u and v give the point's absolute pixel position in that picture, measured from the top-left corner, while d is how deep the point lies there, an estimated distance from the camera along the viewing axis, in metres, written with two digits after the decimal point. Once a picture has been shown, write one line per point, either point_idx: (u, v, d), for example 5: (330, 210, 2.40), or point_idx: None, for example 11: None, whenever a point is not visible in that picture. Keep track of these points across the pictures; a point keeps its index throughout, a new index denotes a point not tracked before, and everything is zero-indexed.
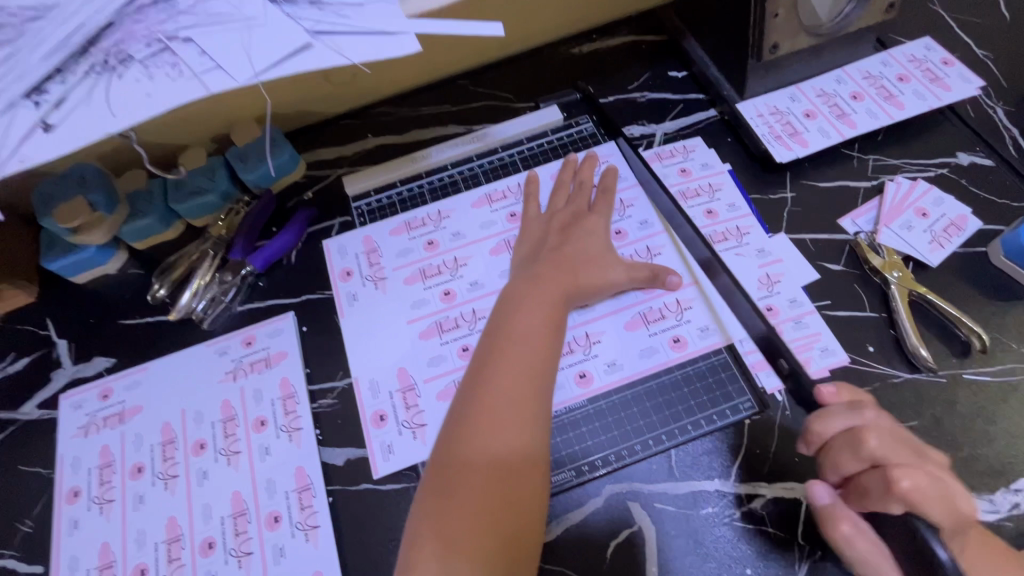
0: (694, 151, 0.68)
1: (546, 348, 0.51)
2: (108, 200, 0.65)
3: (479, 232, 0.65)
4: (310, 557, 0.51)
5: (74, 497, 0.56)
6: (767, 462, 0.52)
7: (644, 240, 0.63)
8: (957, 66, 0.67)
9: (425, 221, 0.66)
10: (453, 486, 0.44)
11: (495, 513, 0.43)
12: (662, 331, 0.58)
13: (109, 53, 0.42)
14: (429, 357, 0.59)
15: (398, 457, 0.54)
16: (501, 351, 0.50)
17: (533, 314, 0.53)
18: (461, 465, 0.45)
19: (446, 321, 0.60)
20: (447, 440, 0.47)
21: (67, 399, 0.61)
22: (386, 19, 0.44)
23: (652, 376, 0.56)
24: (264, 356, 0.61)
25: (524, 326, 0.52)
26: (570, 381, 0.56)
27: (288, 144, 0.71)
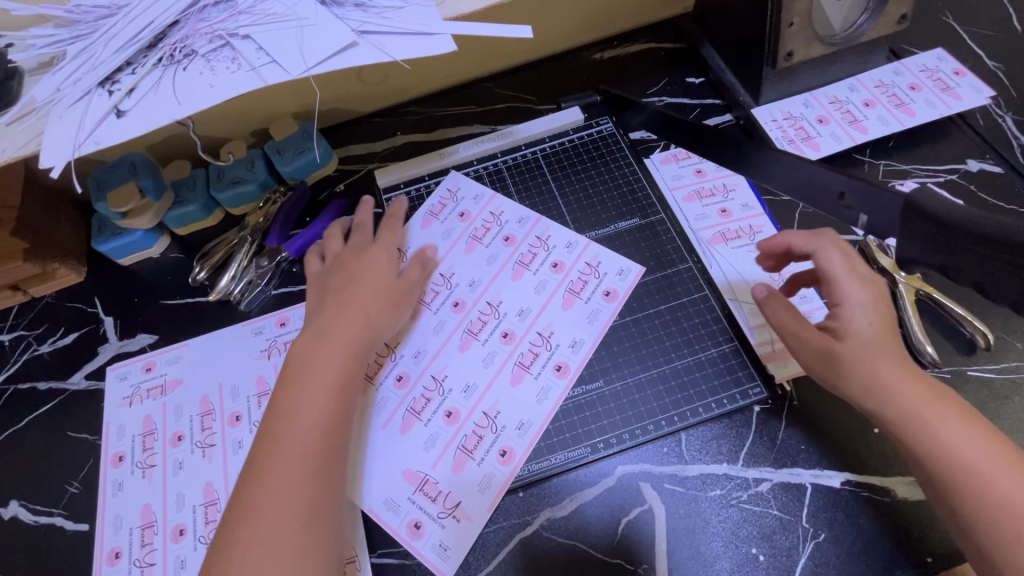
0: (735, 189, 0.67)
1: (345, 372, 0.52)
2: (156, 187, 0.69)
3: (492, 218, 0.69)
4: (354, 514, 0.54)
5: (119, 461, 0.60)
6: (773, 448, 0.54)
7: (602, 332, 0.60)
8: (968, 76, 0.70)
9: (442, 206, 0.70)
10: (262, 504, 0.44)
11: (299, 529, 0.44)
12: (636, 318, 0.61)
13: (175, 48, 0.47)
14: (423, 443, 0.56)
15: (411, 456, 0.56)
16: (313, 370, 0.51)
17: (330, 342, 0.54)
18: (264, 491, 0.45)
19: (462, 316, 0.63)
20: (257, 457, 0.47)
21: (114, 371, 0.65)
22: (425, 21, 0.48)
23: (631, 370, 0.58)
24: (297, 336, 0.65)
25: (335, 342, 0.54)
26: (550, 378, 0.58)
27: (322, 138, 0.75)
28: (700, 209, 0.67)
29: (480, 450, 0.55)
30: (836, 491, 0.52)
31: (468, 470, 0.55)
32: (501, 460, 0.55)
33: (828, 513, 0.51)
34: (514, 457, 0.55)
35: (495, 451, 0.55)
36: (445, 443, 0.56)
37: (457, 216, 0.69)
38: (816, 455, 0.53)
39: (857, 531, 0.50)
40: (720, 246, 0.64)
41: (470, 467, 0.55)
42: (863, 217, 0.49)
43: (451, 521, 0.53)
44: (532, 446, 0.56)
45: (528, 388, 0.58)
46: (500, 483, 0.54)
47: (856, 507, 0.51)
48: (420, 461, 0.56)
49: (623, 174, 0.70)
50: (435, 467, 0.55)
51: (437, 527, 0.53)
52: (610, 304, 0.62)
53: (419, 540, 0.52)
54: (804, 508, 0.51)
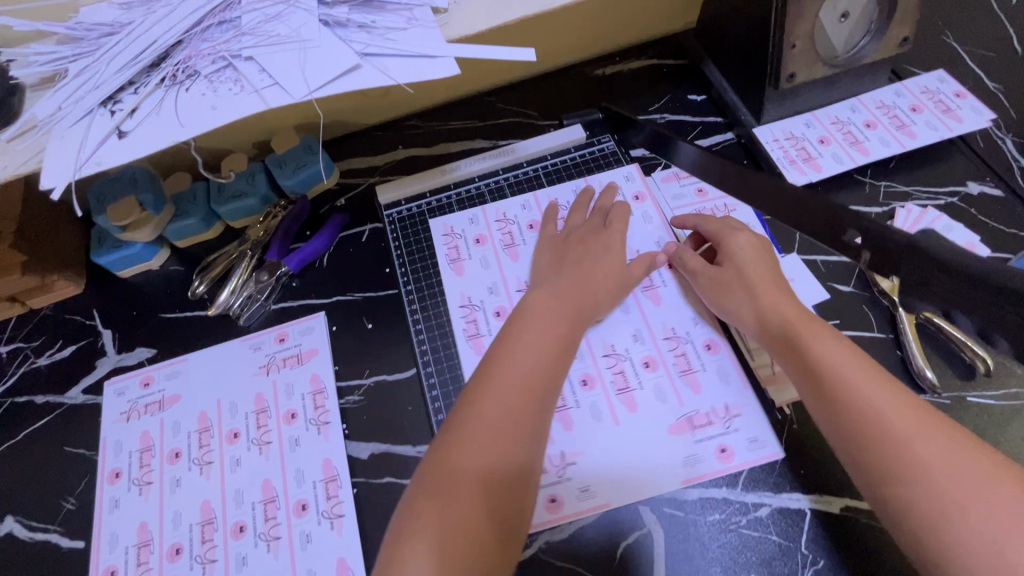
0: (735, 210, 0.67)
1: (552, 366, 0.51)
2: (156, 201, 0.69)
3: (503, 223, 0.70)
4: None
5: (115, 478, 0.60)
6: (773, 472, 0.54)
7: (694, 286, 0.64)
8: (969, 98, 0.70)
9: (454, 248, 0.69)
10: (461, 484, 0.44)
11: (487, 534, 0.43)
12: (666, 284, 0.64)
13: (178, 69, 0.46)
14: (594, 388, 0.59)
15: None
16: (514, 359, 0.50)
17: (540, 339, 0.52)
18: (468, 459, 0.45)
19: (496, 258, 0.68)
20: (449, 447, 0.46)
21: (111, 385, 0.65)
22: (430, 43, 0.48)
23: (648, 320, 0.62)
24: (296, 352, 0.64)
25: (530, 345, 0.52)
26: (663, 331, 0.61)
27: (324, 151, 0.75)
28: None
29: (577, 414, 0.57)
30: (835, 517, 0.52)
31: (587, 426, 0.57)
32: (634, 394, 0.58)
33: (826, 539, 0.51)
34: (636, 389, 0.58)
35: (600, 397, 0.58)
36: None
37: (473, 244, 0.69)
38: (815, 480, 0.53)
39: (856, 558, 0.50)
40: None
41: (594, 425, 0.57)
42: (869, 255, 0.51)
43: (619, 480, 0.55)
44: (619, 378, 0.59)
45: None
46: (610, 412, 0.57)
47: (854, 534, 0.51)
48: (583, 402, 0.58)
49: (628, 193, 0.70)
50: (558, 440, 0.56)
51: (584, 478, 0.55)
52: (642, 203, 0.69)
53: (566, 508, 0.54)
54: (803, 534, 0.51)
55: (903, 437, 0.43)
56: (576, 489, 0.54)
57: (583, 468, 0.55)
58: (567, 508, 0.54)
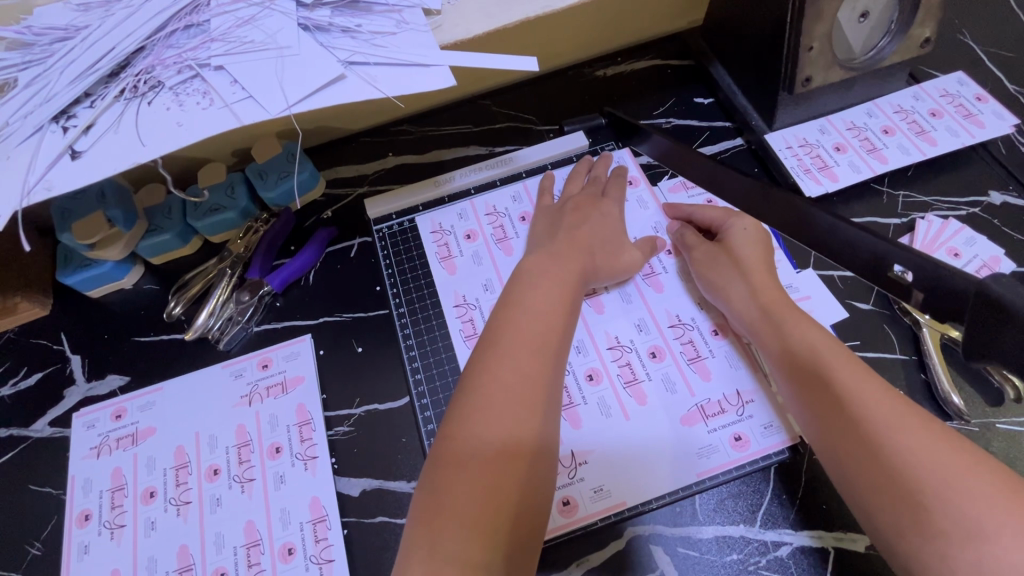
0: None
1: (560, 333, 0.49)
2: (126, 216, 0.64)
3: (494, 216, 0.67)
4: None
5: (85, 520, 0.55)
6: (793, 508, 0.51)
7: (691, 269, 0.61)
8: (990, 102, 0.66)
9: (444, 244, 0.66)
10: (467, 461, 0.42)
11: (516, 511, 0.41)
12: (668, 270, 0.61)
13: (139, 79, 0.41)
14: (585, 374, 0.56)
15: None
16: (512, 328, 0.48)
17: (542, 307, 0.50)
18: (474, 434, 0.43)
19: (490, 245, 0.65)
20: (459, 423, 0.44)
21: (79, 418, 0.60)
22: (423, 50, 0.43)
23: (651, 308, 0.59)
24: (280, 379, 0.60)
25: (536, 312, 0.49)
26: (658, 314, 0.59)
27: (308, 160, 0.70)
28: None
29: (585, 411, 0.55)
30: (860, 557, 0.48)
31: (595, 421, 0.54)
32: (642, 385, 0.55)
33: None
34: (643, 380, 0.56)
35: (608, 391, 0.55)
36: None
37: (465, 239, 0.66)
38: (839, 517, 0.50)
39: None
40: None
41: (602, 420, 0.54)
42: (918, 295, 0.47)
43: (633, 478, 0.52)
44: (625, 371, 0.56)
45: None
46: (618, 406, 0.55)
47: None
48: (578, 391, 0.55)
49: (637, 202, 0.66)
50: (565, 441, 0.53)
51: (596, 476, 0.52)
52: (637, 188, 0.67)
53: (581, 511, 0.51)
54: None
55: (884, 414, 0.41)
56: (590, 490, 0.52)
57: (596, 466, 0.52)
58: (583, 510, 0.51)
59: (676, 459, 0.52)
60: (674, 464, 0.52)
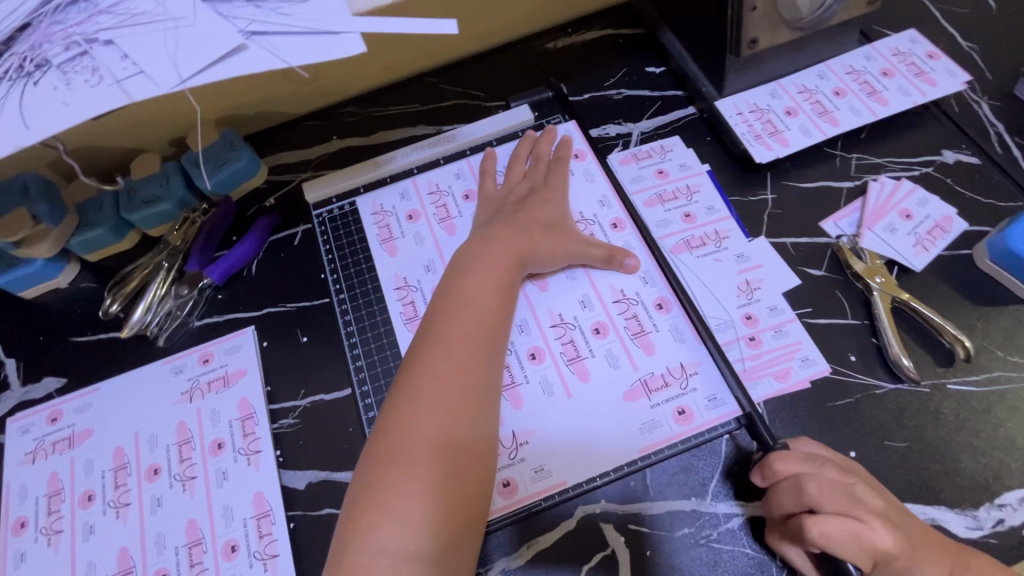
0: (699, 191, 0.63)
1: (494, 315, 0.49)
2: (53, 212, 0.61)
3: (437, 195, 0.65)
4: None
5: (20, 528, 0.53)
6: (745, 479, 0.50)
7: (638, 242, 0.60)
8: (942, 59, 0.65)
9: (385, 227, 0.64)
10: (401, 455, 0.41)
11: (452, 499, 0.40)
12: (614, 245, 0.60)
13: (24, 58, 0.39)
14: (529, 353, 0.55)
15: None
16: (450, 319, 0.47)
17: (475, 294, 0.49)
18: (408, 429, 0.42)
19: (432, 226, 0.63)
20: (390, 416, 0.43)
21: (14, 423, 0.58)
22: (330, 17, 0.41)
23: (596, 284, 0.58)
24: (222, 373, 0.58)
25: (467, 299, 0.49)
26: (603, 291, 0.57)
27: (246, 147, 0.67)
28: (662, 214, 0.61)
29: (527, 390, 0.53)
30: None
31: (538, 401, 0.53)
32: (585, 361, 0.54)
33: None
34: (587, 357, 0.55)
35: (550, 368, 0.54)
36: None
37: (406, 220, 0.64)
38: None
39: None
40: (684, 255, 0.59)
41: (545, 399, 0.53)
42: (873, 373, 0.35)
43: (575, 457, 0.51)
44: (569, 348, 0.55)
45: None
46: (561, 385, 0.54)
47: None
48: (519, 371, 0.54)
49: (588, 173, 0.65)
50: (506, 422, 0.52)
51: (539, 455, 0.51)
52: (583, 161, 0.65)
53: (521, 491, 0.50)
54: None
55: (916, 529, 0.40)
56: (531, 470, 0.51)
57: (537, 446, 0.51)
58: (523, 491, 0.50)
59: (622, 435, 0.51)
60: (620, 440, 0.51)
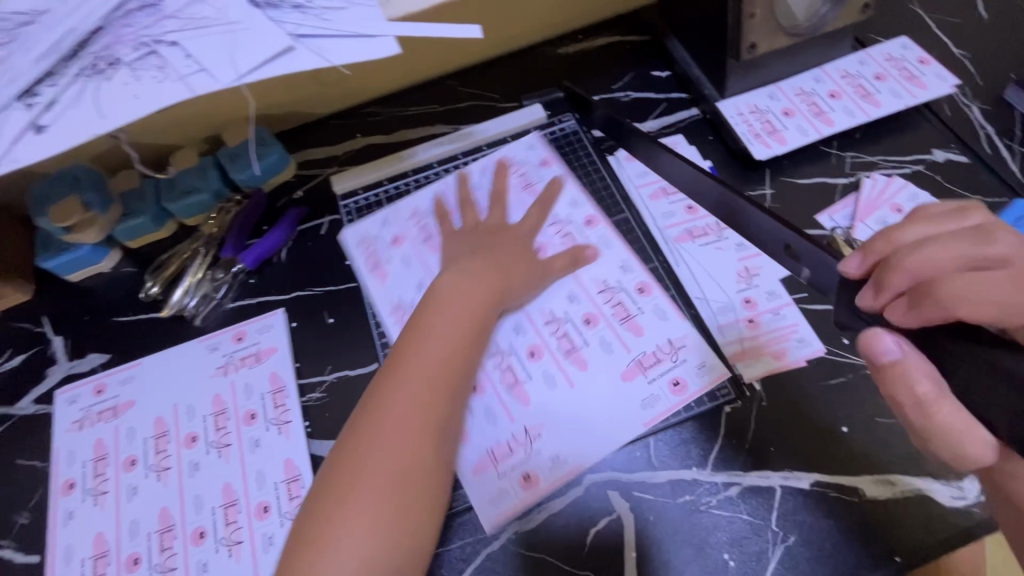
0: None
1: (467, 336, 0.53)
2: (101, 201, 0.66)
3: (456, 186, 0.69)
4: (474, 478, 0.53)
5: (69, 489, 0.58)
6: (743, 450, 0.53)
7: (627, 256, 0.62)
8: (933, 65, 0.69)
9: (373, 254, 0.66)
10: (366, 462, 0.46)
11: (404, 507, 0.45)
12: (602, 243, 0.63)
13: (98, 57, 0.44)
14: (525, 351, 0.58)
15: (498, 439, 0.55)
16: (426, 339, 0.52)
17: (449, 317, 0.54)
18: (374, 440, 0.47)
19: (436, 226, 0.67)
20: (353, 434, 0.48)
21: (62, 394, 0.63)
22: (368, 22, 0.45)
23: (586, 284, 0.61)
24: (255, 349, 0.62)
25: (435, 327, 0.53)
26: (591, 286, 0.61)
27: (278, 143, 0.72)
28: (667, 206, 0.65)
29: (532, 386, 0.57)
30: (806, 493, 0.51)
31: (543, 394, 0.56)
32: (581, 352, 0.58)
33: (798, 516, 0.50)
34: (581, 347, 0.58)
35: (549, 363, 0.58)
36: (501, 405, 0.56)
37: (392, 245, 0.66)
38: (787, 457, 0.53)
39: (826, 533, 0.50)
40: (686, 245, 0.63)
41: (549, 391, 0.56)
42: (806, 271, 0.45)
43: (580, 440, 0.54)
44: (564, 341, 0.59)
45: (504, 332, 0.59)
46: (562, 375, 0.57)
47: (823, 508, 0.51)
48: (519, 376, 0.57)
49: (586, 171, 0.69)
50: (516, 417, 0.56)
51: (550, 441, 0.54)
52: (552, 166, 0.68)
53: (542, 482, 0.53)
54: (774, 512, 0.51)
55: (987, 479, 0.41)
56: (548, 460, 0.54)
57: (550, 436, 0.54)
58: (544, 482, 0.53)
59: (620, 410, 0.55)
60: (617, 414, 0.55)
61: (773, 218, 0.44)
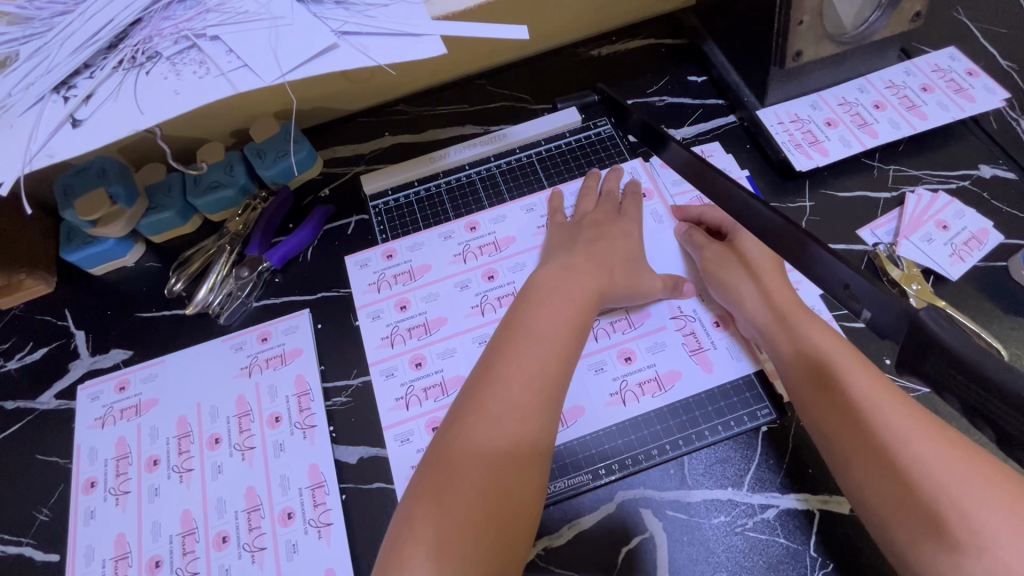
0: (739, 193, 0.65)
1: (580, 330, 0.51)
2: (127, 192, 0.65)
3: (489, 180, 0.69)
4: (704, 378, 0.56)
5: (91, 487, 0.57)
6: (781, 471, 0.52)
7: (516, 256, 0.64)
8: (982, 77, 0.67)
9: (392, 334, 0.61)
10: (463, 472, 0.44)
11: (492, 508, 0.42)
12: (534, 212, 0.67)
13: (137, 50, 0.43)
14: (493, 299, 0.62)
15: (672, 351, 0.57)
16: (538, 322, 0.51)
17: (570, 285, 0.54)
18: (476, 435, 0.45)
19: (407, 270, 0.65)
20: (451, 442, 0.45)
21: (85, 390, 0.62)
22: (413, 21, 0.44)
23: (539, 218, 0.66)
24: (439, 380, 0.58)
25: (540, 332, 0.50)
26: (524, 219, 0.66)
27: (306, 139, 0.70)
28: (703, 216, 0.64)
29: (625, 356, 0.57)
30: (847, 519, 0.49)
31: (642, 365, 0.57)
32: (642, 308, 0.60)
33: (838, 541, 0.49)
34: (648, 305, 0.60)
35: (617, 349, 0.58)
36: (616, 376, 0.57)
37: (398, 311, 0.62)
38: (827, 480, 0.51)
39: (868, 561, 0.48)
40: None
41: (648, 347, 0.58)
42: (867, 314, 0.40)
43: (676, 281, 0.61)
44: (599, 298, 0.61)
45: (448, 300, 0.62)
46: (644, 343, 0.58)
47: (865, 536, 0.49)
48: (483, 325, 0.60)
49: (547, 165, 0.69)
50: (657, 383, 0.56)
51: (692, 301, 0.60)
52: (484, 212, 0.67)
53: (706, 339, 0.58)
54: (812, 537, 0.49)
55: (910, 438, 0.40)
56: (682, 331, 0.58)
57: (656, 313, 0.59)
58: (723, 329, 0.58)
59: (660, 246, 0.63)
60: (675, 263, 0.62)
61: (833, 255, 0.40)
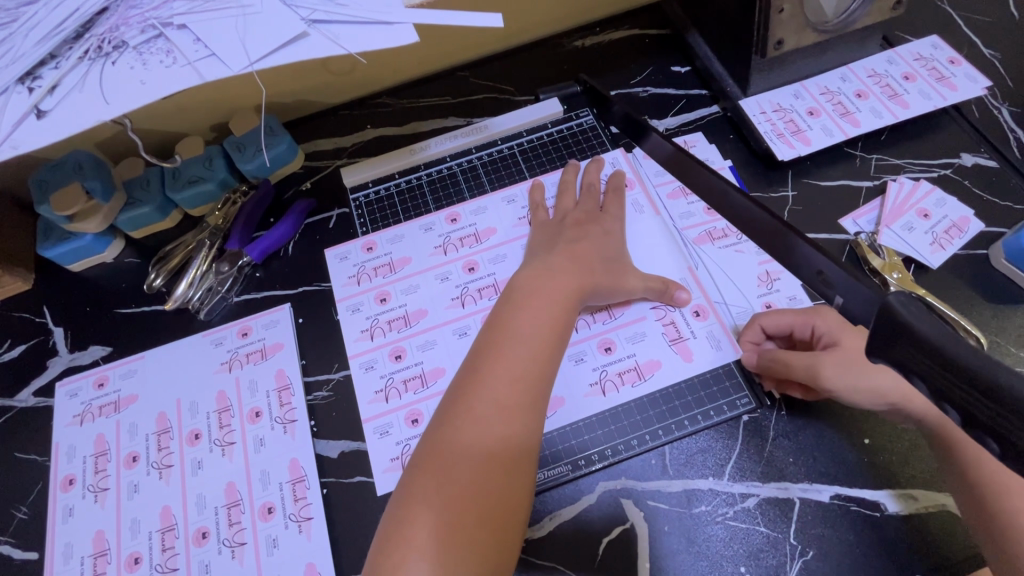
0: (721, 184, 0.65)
1: (562, 326, 0.51)
2: (104, 188, 0.64)
3: (469, 171, 0.69)
4: (682, 367, 0.56)
5: (69, 485, 0.56)
6: (761, 460, 0.52)
7: (498, 247, 0.64)
8: (964, 65, 0.67)
9: (371, 328, 0.61)
10: (451, 471, 0.43)
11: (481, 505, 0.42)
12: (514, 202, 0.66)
13: (103, 39, 0.42)
14: (475, 290, 0.61)
15: (652, 341, 0.57)
16: (524, 320, 0.50)
17: (553, 285, 0.53)
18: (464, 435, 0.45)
19: (387, 263, 0.64)
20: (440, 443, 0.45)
21: (63, 387, 0.61)
22: (385, 8, 0.43)
23: (520, 209, 0.66)
24: (418, 372, 0.58)
25: (524, 330, 0.50)
26: (507, 211, 0.66)
27: (286, 133, 0.70)
28: (685, 206, 0.64)
29: (604, 347, 0.57)
30: (826, 506, 0.50)
31: (620, 356, 0.57)
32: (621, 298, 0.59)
33: (818, 529, 0.49)
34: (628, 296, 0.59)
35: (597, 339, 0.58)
36: (597, 368, 0.56)
37: (378, 304, 0.62)
38: (806, 468, 0.51)
39: (847, 548, 0.48)
40: (706, 246, 0.61)
41: (627, 337, 0.58)
42: (839, 300, 0.39)
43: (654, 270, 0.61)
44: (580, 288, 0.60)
45: (430, 290, 0.62)
46: (624, 332, 0.58)
47: (844, 522, 0.49)
48: (465, 316, 0.60)
49: (529, 156, 0.69)
50: (637, 374, 0.56)
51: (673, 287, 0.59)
52: (466, 203, 0.67)
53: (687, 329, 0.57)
54: (792, 525, 0.49)
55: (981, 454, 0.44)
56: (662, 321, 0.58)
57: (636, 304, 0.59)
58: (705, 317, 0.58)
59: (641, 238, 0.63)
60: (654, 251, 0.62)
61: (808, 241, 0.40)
